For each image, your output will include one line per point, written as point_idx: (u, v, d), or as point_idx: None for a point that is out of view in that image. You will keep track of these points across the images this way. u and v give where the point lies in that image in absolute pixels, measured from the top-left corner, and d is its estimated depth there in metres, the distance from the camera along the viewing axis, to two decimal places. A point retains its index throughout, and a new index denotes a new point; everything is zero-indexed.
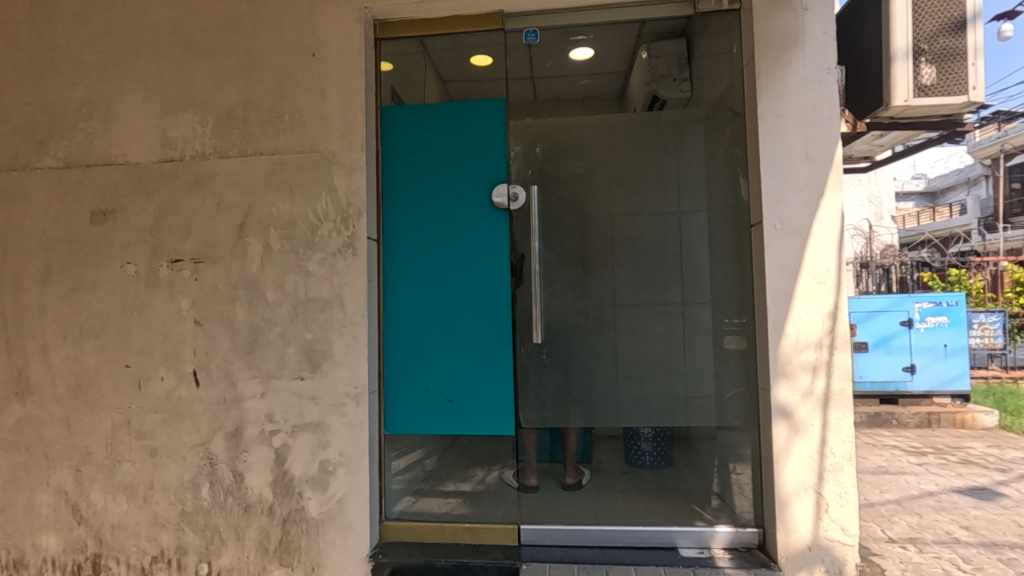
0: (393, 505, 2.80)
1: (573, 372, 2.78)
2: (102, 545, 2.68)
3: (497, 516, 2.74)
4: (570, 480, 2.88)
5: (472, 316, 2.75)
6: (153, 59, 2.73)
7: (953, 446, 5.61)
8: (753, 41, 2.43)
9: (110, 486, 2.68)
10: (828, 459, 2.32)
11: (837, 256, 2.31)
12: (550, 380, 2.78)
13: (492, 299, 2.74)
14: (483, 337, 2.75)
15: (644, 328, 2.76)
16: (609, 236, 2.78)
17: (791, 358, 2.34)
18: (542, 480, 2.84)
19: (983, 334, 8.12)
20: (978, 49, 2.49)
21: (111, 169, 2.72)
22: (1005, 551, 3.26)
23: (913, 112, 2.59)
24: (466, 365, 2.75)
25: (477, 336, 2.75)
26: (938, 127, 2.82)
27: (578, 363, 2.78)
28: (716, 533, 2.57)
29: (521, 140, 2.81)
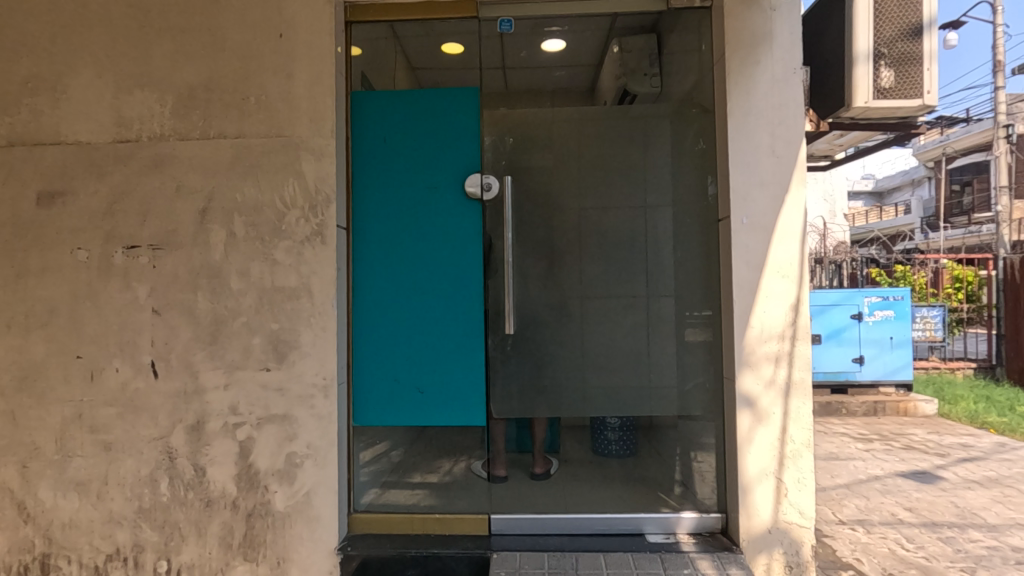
0: (363, 497, 2.78)
1: (544, 363, 2.80)
2: (51, 544, 2.55)
3: (467, 506, 2.75)
4: (538, 470, 2.91)
5: (443, 307, 2.73)
6: (106, 33, 2.59)
7: (897, 433, 5.93)
8: (723, 39, 2.48)
9: (59, 482, 2.55)
10: (788, 446, 2.41)
11: (799, 251, 2.40)
12: (521, 371, 2.79)
13: (464, 289, 2.72)
14: (454, 328, 2.73)
15: (614, 320, 2.80)
16: (579, 228, 2.80)
17: (755, 349, 2.42)
18: (510, 470, 2.87)
19: (925, 327, 8.58)
20: (933, 54, 2.60)
21: (60, 149, 2.57)
22: (944, 530, 3.48)
23: (872, 113, 2.69)
24: (437, 356, 2.73)
25: (449, 327, 2.73)
26: (894, 129, 2.94)
27: (549, 354, 2.80)
28: (681, 519, 2.65)
29: (493, 131, 2.79)
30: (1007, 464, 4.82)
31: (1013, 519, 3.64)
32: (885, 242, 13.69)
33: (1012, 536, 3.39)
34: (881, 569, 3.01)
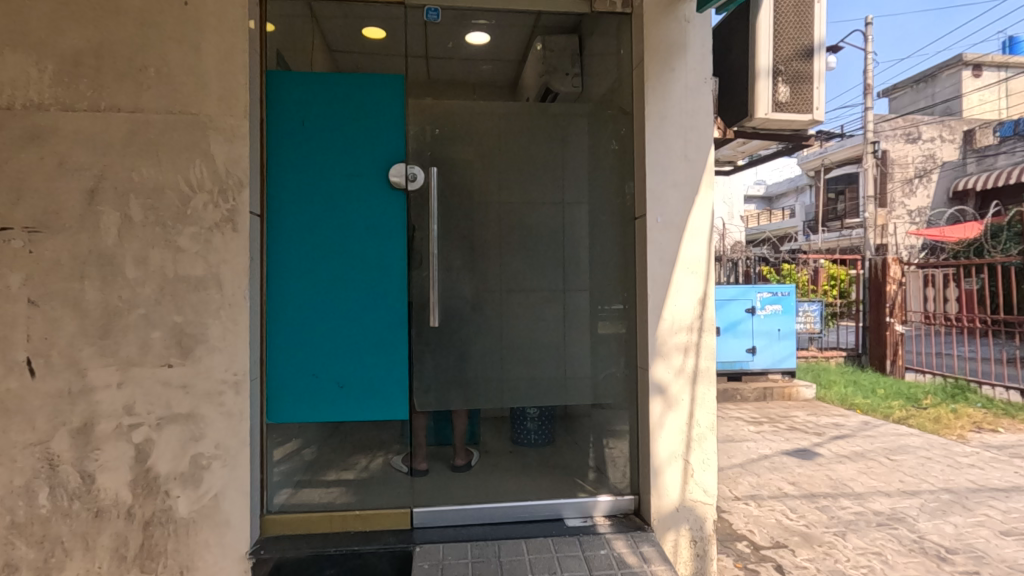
0: (277, 497, 2.65)
1: (467, 355, 2.82)
2: None
3: (389, 500, 2.71)
4: (460, 462, 2.89)
5: (366, 299, 2.65)
6: None
7: (782, 415, 6.57)
8: (642, 46, 2.61)
9: None
10: (695, 430, 2.60)
11: (705, 249, 2.60)
12: (445, 363, 2.79)
13: (386, 282, 2.67)
14: (375, 321, 2.66)
15: (535, 312, 2.89)
16: (501, 222, 2.85)
17: (667, 340, 2.58)
18: (431, 465, 2.83)
19: (806, 320, 9.61)
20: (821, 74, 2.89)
21: None
22: (821, 500, 3.92)
23: (770, 125, 2.94)
24: (358, 349, 2.65)
25: (370, 320, 2.66)
26: (788, 140, 3.23)
27: (472, 346, 2.82)
28: (598, 503, 2.77)
29: (417, 120, 2.75)
30: (869, 440, 5.50)
31: (875, 487, 4.17)
32: (774, 243, 14.98)
33: (874, 502, 3.89)
34: (770, 537, 3.34)
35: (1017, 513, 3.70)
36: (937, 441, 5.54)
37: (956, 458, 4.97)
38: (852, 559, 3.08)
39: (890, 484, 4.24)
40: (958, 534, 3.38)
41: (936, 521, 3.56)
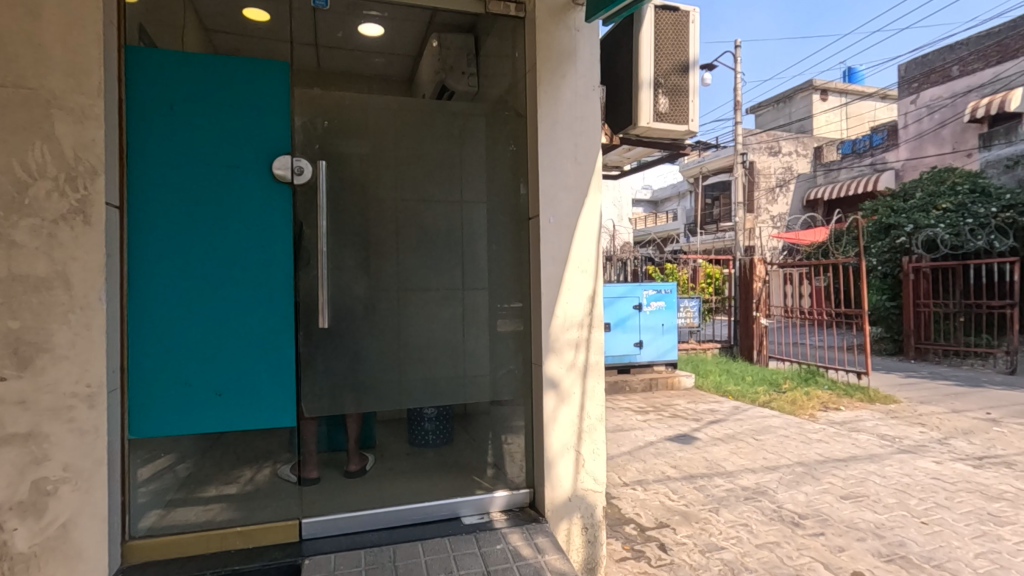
0: (143, 519, 2.40)
1: (360, 356, 2.72)
2: None
3: (274, 514, 2.56)
4: (354, 467, 2.92)
5: (247, 301, 2.47)
6: None
7: (666, 403, 7.08)
8: (535, 50, 2.67)
9: None
10: (585, 421, 2.72)
11: (594, 249, 2.72)
12: (336, 367, 2.67)
13: (271, 282, 2.50)
14: (259, 324, 2.49)
15: (431, 312, 2.86)
16: (395, 219, 2.79)
17: (560, 336, 2.67)
18: (322, 472, 2.80)
19: (686, 315, 10.45)
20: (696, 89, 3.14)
21: None
22: (698, 480, 4.28)
23: (652, 133, 3.15)
24: (238, 354, 2.46)
25: (253, 322, 2.48)
26: (667, 148, 3.48)
27: (366, 347, 2.73)
28: (494, 499, 2.80)
29: (304, 111, 2.60)
30: (739, 423, 6.10)
31: (743, 465, 4.63)
32: (658, 245, 16.10)
33: (742, 478, 4.31)
34: (655, 518, 3.59)
35: (853, 479, 4.29)
36: (793, 421, 6.27)
37: (808, 434, 5.66)
38: (724, 531, 3.39)
39: (755, 461, 4.73)
40: (809, 501, 3.85)
41: (792, 491, 4.03)
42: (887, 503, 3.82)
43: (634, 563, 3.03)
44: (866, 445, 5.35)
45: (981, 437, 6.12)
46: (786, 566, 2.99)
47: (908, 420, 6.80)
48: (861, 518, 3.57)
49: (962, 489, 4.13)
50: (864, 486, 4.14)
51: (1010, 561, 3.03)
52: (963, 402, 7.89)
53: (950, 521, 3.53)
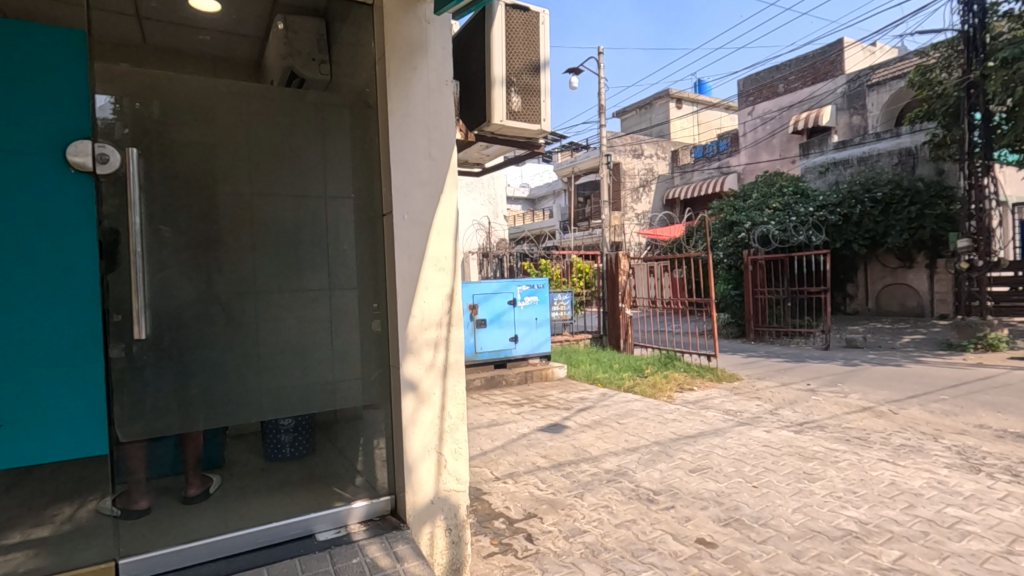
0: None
1: (197, 366, 2.48)
2: None
3: (87, 554, 2.20)
4: (194, 492, 2.69)
5: (40, 313, 2.06)
6: None
7: (540, 395, 7.32)
8: (383, 40, 2.56)
9: None
10: (446, 421, 2.68)
11: (451, 247, 2.69)
12: (167, 379, 2.41)
13: (74, 288, 2.12)
14: (58, 336, 2.09)
15: (281, 314, 2.73)
16: (239, 216, 2.62)
17: (417, 336, 2.60)
18: (154, 502, 2.56)
19: (560, 309, 10.89)
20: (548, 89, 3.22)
21: None
22: (566, 467, 4.46)
23: (506, 131, 3.18)
24: (33, 376, 2.05)
25: (49, 338, 2.07)
26: (523, 147, 3.54)
27: (205, 355, 2.50)
28: (353, 509, 2.65)
29: (112, 90, 2.32)
30: (605, 409, 6.47)
31: (607, 449, 4.91)
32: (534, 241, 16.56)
33: (606, 462, 4.57)
34: (523, 510, 3.66)
35: (700, 452, 4.74)
36: (652, 403, 6.79)
37: (664, 415, 6.15)
38: (587, 515, 3.56)
39: (618, 444, 5.04)
40: (662, 478, 4.17)
41: (648, 470, 4.35)
42: (727, 472, 4.25)
43: (501, 557, 3.06)
44: (712, 421, 5.95)
45: (802, 406, 7.09)
46: (641, 541, 3.20)
47: (747, 395, 7.68)
48: (705, 488, 3.94)
49: (785, 453, 4.74)
50: (709, 459, 4.58)
51: (819, 511, 3.52)
52: (790, 376, 9.09)
53: (775, 482, 4.03)
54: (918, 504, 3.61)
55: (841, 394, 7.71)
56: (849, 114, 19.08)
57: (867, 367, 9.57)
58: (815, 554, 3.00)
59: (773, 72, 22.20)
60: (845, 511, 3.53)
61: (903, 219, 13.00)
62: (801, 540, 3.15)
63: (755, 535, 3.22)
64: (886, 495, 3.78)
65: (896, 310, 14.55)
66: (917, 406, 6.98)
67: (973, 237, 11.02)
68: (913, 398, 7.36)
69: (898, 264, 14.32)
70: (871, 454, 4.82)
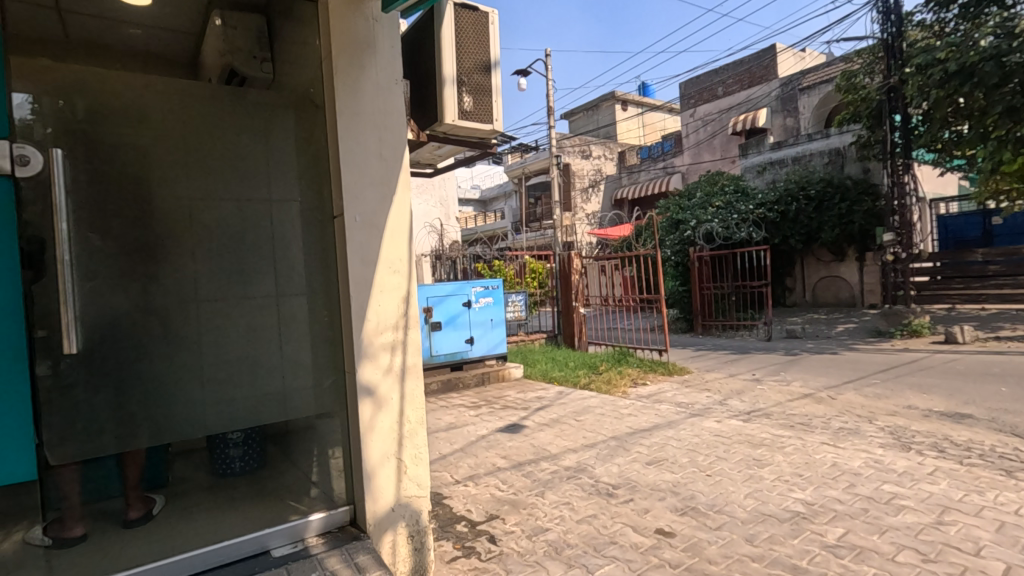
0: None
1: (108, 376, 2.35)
2: None
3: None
4: (71, 533, 2.32)
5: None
6: None
7: (497, 396, 7.32)
8: (330, 36, 2.55)
9: None
10: (405, 426, 2.70)
11: (407, 250, 2.73)
12: (119, 382, 2.38)
13: None
14: None
15: (198, 326, 2.60)
16: (180, 220, 2.56)
17: (373, 340, 2.62)
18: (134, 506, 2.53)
19: (514, 309, 10.77)
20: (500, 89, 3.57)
21: None
22: (526, 467, 4.48)
23: (458, 131, 3.52)
24: None
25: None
26: (477, 147, 3.88)
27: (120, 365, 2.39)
28: (310, 522, 2.61)
29: (37, 87, 2.19)
30: (562, 407, 6.52)
31: (566, 446, 4.96)
32: None
33: (565, 459, 4.62)
34: (485, 511, 3.66)
35: (656, 445, 4.85)
36: (608, 399, 6.90)
37: (620, 410, 6.27)
38: (549, 513, 3.59)
39: (576, 441, 5.09)
40: (621, 472, 4.25)
41: (606, 465, 4.42)
42: (682, 463, 4.38)
43: (465, 561, 3.05)
44: (666, 414, 6.09)
45: (749, 395, 7.37)
46: (603, 535, 3.25)
47: (697, 387, 7.90)
48: (662, 479, 4.05)
49: (736, 441, 4.94)
50: (664, 451, 4.70)
51: (768, 496, 3.67)
52: (736, 368, 9.44)
53: (727, 470, 4.17)
54: (858, 483, 3.83)
55: (784, 383, 8.09)
56: (783, 117, 20.15)
57: (806, 356, 10.09)
58: (767, 536, 3.13)
59: (712, 75, 23.05)
60: (793, 493, 3.69)
61: (835, 215, 13.77)
62: (753, 524, 3.28)
63: (710, 522, 3.33)
64: (829, 476, 3.99)
65: (830, 301, 15.36)
66: (853, 391, 7.39)
67: (897, 232, 11.78)
68: (849, 384, 7.79)
69: (832, 257, 15.07)
70: (814, 438, 5.07)
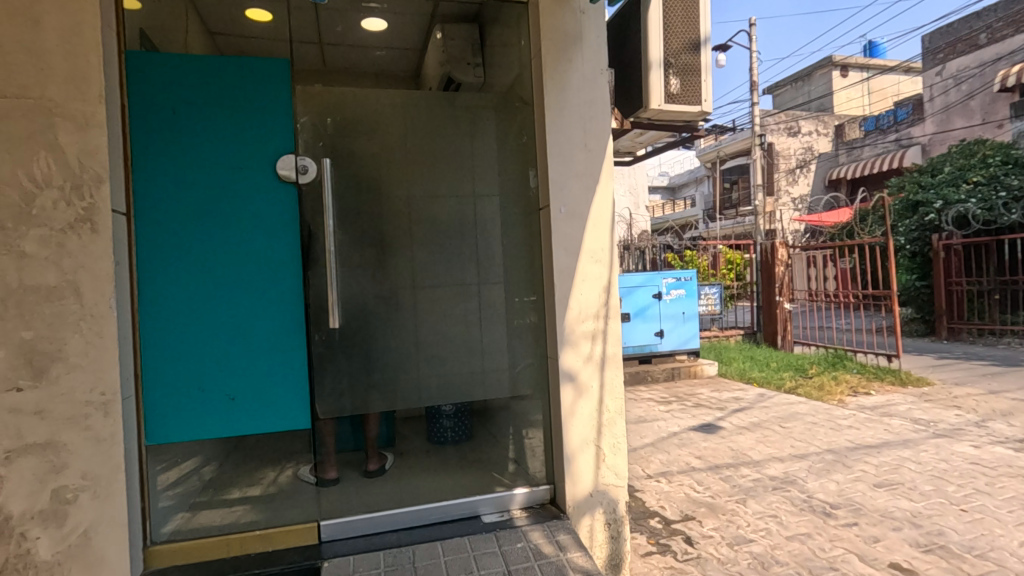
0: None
1: (352, 351, 2.72)
2: None
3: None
4: (328, 475, 2.83)
5: (251, 284, 2.51)
6: None
7: (689, 393, 6.98)
8: (540, 36, 2.67)
9: None
10: (605, 415, 2.73)
11: (609, 240, 2.73)
12: (361, 357, 2.74)
13: (266, 301, 2.54)
14: (269, 346, 2.54)
15: (421, 311, 2.87)
16: (407, 215, 2.85)
17: (576, 328, 2.69)
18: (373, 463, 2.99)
19: (707, 303, 10.17)
20: (709, 68, 3.40)
21: None
22: (724, 471, 4.20)
23: (664, 116, 3.41)
24: (214, 366, 2.47)
25: (264, 303, 2.54)
26: (681, 131, 3.74)
27: (362, 343, 2.74)
28: (514, 496, 2.80)
29: (307, 109, 2.64)
30: (765, 410, 5.96)
31: (770, 454, 4.52)
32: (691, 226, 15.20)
33: (770, 468, 4.22)
34: (680, 511, 3.53)
35: (887, 466, 4.15)
36: (821, 407, 6.11)
37: (837, 421, 5.51)
38: (753, 523, 3.32)
39: (783, 450, 4.61)
40: (841, 491, 3.74)
41: (822, 480, 3.93)
42: (925, 491, 3.68)
43: (660, 558, 2.99)
44: (900, 430, 5.17)
45: (1021, 419, 5.88)
46: (820, 558, 2.90)
47: (942, 403, 6.55)
48: (897, 507, 3.45)
49: (1004, 474, 3.98)
50: (899, 474, 4.00)
51: None
52: (1000, 383, 7.60)
53: (991, 508, 3.39)
54: None
55: None
56: None
57: None
58: None
59: None
60: None
61: None
62: None
63: (968, 568, 2.75)
64: None
65: None
66: None
67: None
68: None
69: None
70: None
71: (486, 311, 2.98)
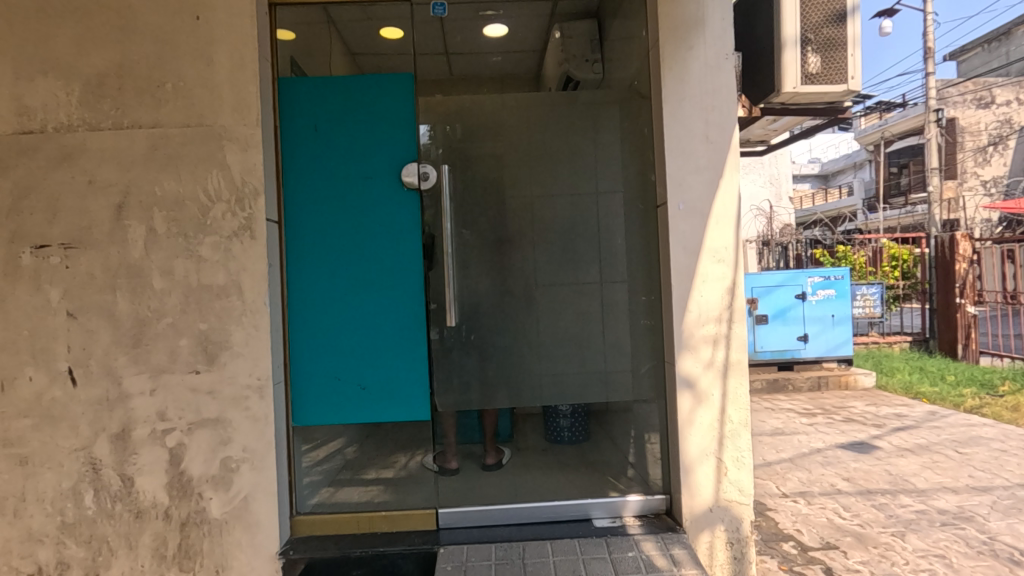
0: (279, 542, 2.48)
1: (471, 347, 2.81)
2: (11, 558, 2.41)
3: (330, 549, 2.54)
4: (449, 465, 2.84)
5: (380, 281, 2.72)
6: (25, 18, 2.39)
7: (839, 406, 6.23)
8: (659, 25, 2.55)
9: (20, 522, 2.41)
10: (727, 426, 2.54)
11: (734, 237, 2.53)
12: (481, 354, 2.83)
13: (392, 297, 2.73)
14: (394, 339, 2.74)
15: (540, 309, 2.85)
16: (527, 214, 2.84)
17: (695, 332, 2.54)
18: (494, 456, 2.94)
19: (865, 304, 8.90)
20: (856, 40, 3.02)
21: (11, 135, 2.38)
22: (878, 497, 3.69)
23: (801, 98, 3.09)
24: (349, 355, 2.73)
25: (389, 300, 2.73)
26: (823, 113, 3.35)
27: (479, 339, 2.81)
28: (628, 502, 2.75)
29: (430, 117, 2.79)
30: (935, 431, 5.12)
31: (940, 483, 3.87)
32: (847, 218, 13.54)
33: (938, 499, 3.62)
34: (820, 537, 3.17)
35: None
36: (1013, 431, 5.09)
37: None
38: (912, 562, 2.87)
39: (958, 480, 3.93)
40: None
41: (1009, 521, 3.28)
42: None
43: None
44: None
45: None
46: None
47: None
48: None
49: None
50: None
51: None
52: None
53: None
54: None
55: None
56: None
57: None
58: None
59: None
60: None
61: None
62: None
63: None
64: None
65: None
66: None
67: None
68: None
69: None
70: None
71: (606, 311, 2.87)
